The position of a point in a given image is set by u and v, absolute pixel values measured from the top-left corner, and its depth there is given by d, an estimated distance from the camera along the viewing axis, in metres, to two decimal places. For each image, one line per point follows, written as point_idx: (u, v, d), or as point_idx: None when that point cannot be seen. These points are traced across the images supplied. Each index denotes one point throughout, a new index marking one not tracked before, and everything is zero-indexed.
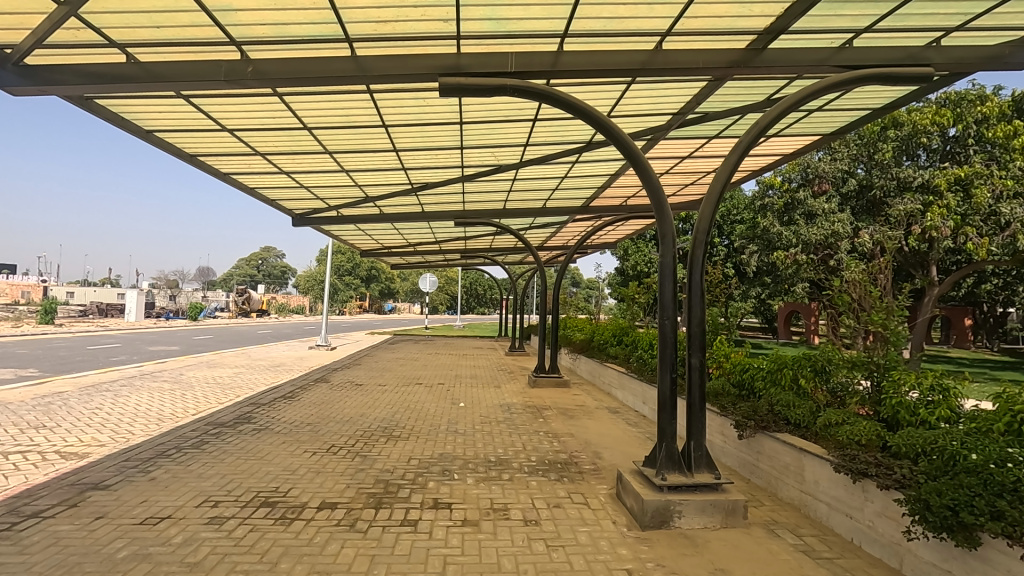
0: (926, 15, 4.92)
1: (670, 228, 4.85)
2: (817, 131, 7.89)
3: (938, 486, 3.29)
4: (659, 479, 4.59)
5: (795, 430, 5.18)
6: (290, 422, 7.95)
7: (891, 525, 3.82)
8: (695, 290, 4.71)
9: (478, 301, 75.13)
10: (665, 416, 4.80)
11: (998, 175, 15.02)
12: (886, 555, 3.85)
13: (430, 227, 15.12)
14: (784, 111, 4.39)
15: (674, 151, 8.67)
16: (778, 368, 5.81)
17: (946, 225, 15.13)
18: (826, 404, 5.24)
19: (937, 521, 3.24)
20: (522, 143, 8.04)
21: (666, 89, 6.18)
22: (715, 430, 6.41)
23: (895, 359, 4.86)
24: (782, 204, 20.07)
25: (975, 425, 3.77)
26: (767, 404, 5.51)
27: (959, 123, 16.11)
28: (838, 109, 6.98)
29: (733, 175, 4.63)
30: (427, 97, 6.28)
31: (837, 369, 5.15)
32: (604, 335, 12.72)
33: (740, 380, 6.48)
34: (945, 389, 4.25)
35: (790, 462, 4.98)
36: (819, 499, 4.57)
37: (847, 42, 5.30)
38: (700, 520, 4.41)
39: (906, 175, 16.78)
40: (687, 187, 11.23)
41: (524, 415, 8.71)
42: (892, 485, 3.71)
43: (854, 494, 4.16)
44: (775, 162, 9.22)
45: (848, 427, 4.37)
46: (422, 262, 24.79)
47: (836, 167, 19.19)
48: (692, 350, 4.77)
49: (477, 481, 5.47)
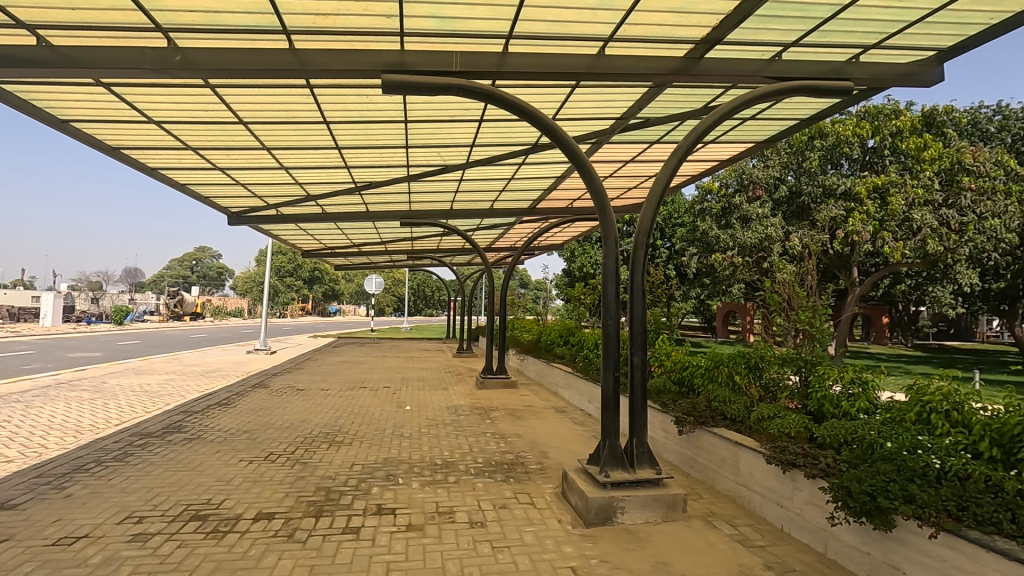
0: (847, 33, 5.19)
1: (613, 230, 4.95)
2: (750, 139, 8.25)
3: (858, 474, 3.54)
4: (602, 477, 4.67)
5: (730, 425, 5.41)
6: (224, 429, 7.58)
7: (817, 512, 4.05)
8: (637, 292, 4.83)
9: (427, 303, 74.27)
10: (608, 414, 4.89)
11: (911, 184, 16.26)
12: (812, 540, 4.09)
13: (374, 226, 14.78)
14: (718, 119, 4.61)
15: (617, 155, 8.84)
16: (716, 366, 6.12)
17: (866, 229, 16.33)
18: (759, 398, 5.51)
19: (857, 506, 3.48)
20: (469, 143, 7.99)
21: (610, 94, 6.31)
22: (657, 427, 6.59)
23: (821, 354, 5.22)
24: (720, 209, 20.70)
25: (890, 415, 4.11)
26: (705, 400, 5.75)
27: (877, 135, 17.27)
28: (768, 118, 7.33)
29: (671, 180, 4.81)
30: (370, 95, 6.14)
31: (769, 366, 5.47)
32: (552, 335, 12.82)
33: (680, 377, 6.73)
34: (864, 381, 4.61)
35: (727, 455, 5.18)
36: (753, 490, 4.78)
37: (777, 54, 5.53)
38: (642, 515, 4.52)
39: (831, 182, 17.73)
40: (630, 191, 11.46)
41: (472, 416, 8.69)
42: (818, 474, 3.95)
43: (785, 484, 4.38)
44: (712, 167, 9.58)
45: (779, 420, 4.63)
46: (367, 263, 24.12)
47: (769, 174, 19.60)
48: (635, 349, 4.87)
49: (423, 485, 5.39)
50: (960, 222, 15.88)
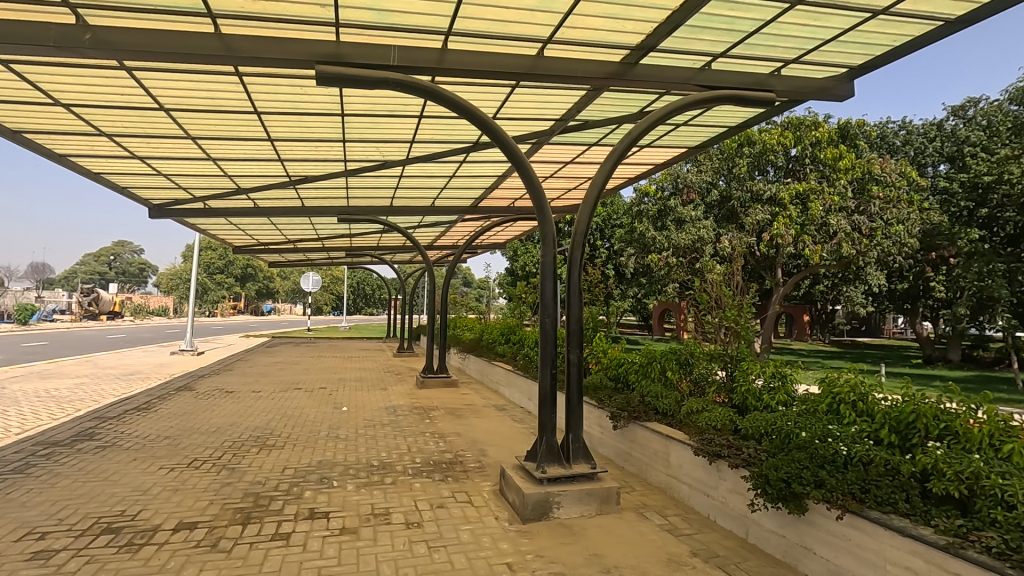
0: (770, 48, 5.49)
1: (551, 230, 5.02)
2: (683, 144, 8.58)
3: (776, 462, 3.77)
4: (538, 472, 4.74)
5: (662, 419, 5.62)
6: (143, 436, 7.11)
7: (740, 500, 4.27)
8: (574, 291, 4.92)
9: (367, 302, 72.63)
10: (546, 410, 4.96)
11: (829, 191, 17.43)
12: (734, 526, 4.32)
13: (311, 222, 14.30)
14: (652, 124, 4.77)
15: (557, 156, 8.96)
16: (649, 362, 6.35)
17: (789, 232, 17.36)
18: (689, 393, 5.76)
19: (774, 492, 3.71)
20: (408, 139, 7.87)
21: (550, 95, 6.38)
22: (594, 422, 6.75)
23: (745, 350, 5.53)
24: (656, 211, 21.26)
25: (805, 407, 4.40)
26: (639, 396, 5.94)
27: (799, 145, 18.38)
28: (700, 125, 7.64)
29: (607, 182, 4.94)
30: (304, 86, 5.93)
31: (698, 361, 5.73)
32: (493, 334, 12.85)
33: (616, 374, 6.92)
34: (783, 375, 4.91)
35: (658, 448, 5.38)
36: (682, 481, 4.99)
37: (706, 64, 5.77)
38: (577, 508, 4.62)
39: (757, 188, 18.83)
40: (570, 192, 11.66)
41: (411, 416, 8.57)
42: (740, 464, 4.18)
43: (711, 474, 4.59)
44: (648, 171, 9.89)
45: (706, 413, 4.86)
46: (303, 260, 23.29)
47: (702, 178, 20.74)
48: (571, 346, 4.96)
49: (358, 487, 5.28)
50: (870, 228, 17.17)
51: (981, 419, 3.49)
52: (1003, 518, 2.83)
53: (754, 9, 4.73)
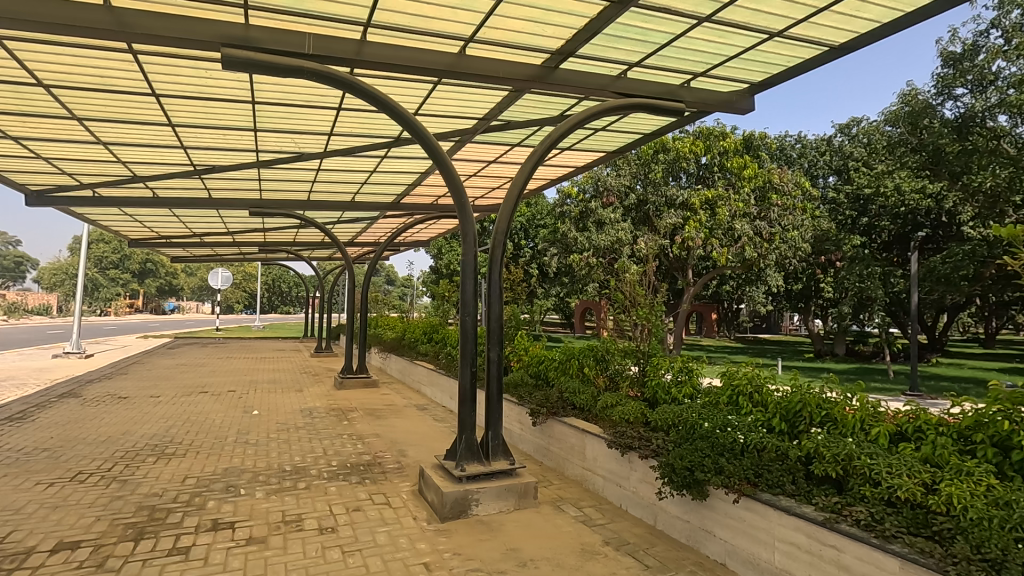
0: (681, 61, 5.80)
1: (472, 228, 5.03)
2: (602, 148, 8.89)
3: (681, 452, 4.02)
4: (458, 471, 4.74)
5: (579, 414, 5.81)
6: (16, 449, 6.36)
7: (649, 488, 4.50)
8: (493, 291, 4.98)
9: (284, 300, 69.20)
10: (466, 408, 4.96)
11: (734, 198, 18.65)
12: (644, 514, 4.55)
13: (219, 215, 13.39)
14: (570, 127, 4.92)
15: (480, 155, 8.98)
16: (568, 359, 6.53)
17: (699, 236, 18.47)
18: (605, 388, 5.99)
19: (679, 480, 3.95)
20: (326, 131, 7.59)
21: (472, 94, 6.39)
22: (514, 419, 6.84)
23: (656, 347, 5.85)
24: (578, 212, 21.94)
25: (709, 399, 4.71)
26: (558, 392, 6.10)
27: (708, 153, 19.53)
28: (617, 130, 7.95)
29: (528, 182, 5.03)
30: (210, 69, 5.55)
31: (613, 357, 5.97)
32: (416, 333, 12.67)
33: (537, 371, 7.06)
34: (689, 369, 5.23)
35: (575, 442, 5.55)
36: (596, 473, 5.18)
37: (623, 72, 5.99)
38: (496, 505, 4.68)
39: (671, 193, 19.65)
40: (492, 192, 11.71)
41: (327, 418, 8.27)
42: (650, 454, 4.41)
43: (623, 465, 4.80)
44: (569, 173, 10.16)
45: (620, 407, 5.08)
46: (211, 256, 21.79)
47: (620, 182, 21.17)
48: (491, 344, 5.00)
49: (268, 494, 5.03)
50: (770, 233, 18.55)
51: (856, 406, 3.91)
52: (871, 494, 3.19)
53: (665, 23, 4.99)
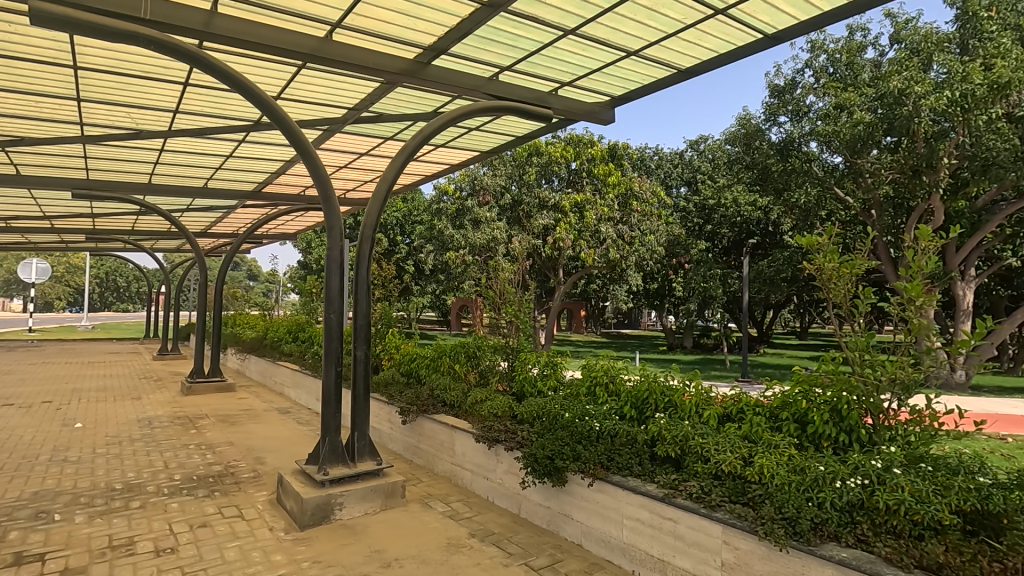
0: (548, 69, 6.05)
1: (338, 222, 4.83)
2: (476, 148, 9.01)
3: (544, 442, 4.24)
4: (320, 475, 4.53)
5: (449, 411, 5.85)
6: None
7: (513, 479, 4.67)
8: (361, 287, 4.85)
9: (121, 297, 60.80)
10: (329, 409, 4.75)
11: (600, 203, 19.93)
12: (509, 504, 4.71)
13: (32, 196, 11.39)
14: (443, 125, 4.92)
15: (351, 146, 8.64)
16: (439, 356, 6.55)
17: (568, 237, 19.52)
18: (475, 384, 6.10)
19: (541, 468, 4.15)
20: (172, 109, 6.81)
21: (341, 82, 6.12)
22: (384, 418, 6.69)
23: (524, 342, 6.08)
24: (455, 210, 22.05)
25: (570, 391, 5.04)
26: (428, 390, 6.10)
27: (577, 159, 20.66)
28: (490, 131, 8.10)
29: (398, 177, 4.94)
30: (16, 24, 4.71)
31: (484, 353, 6.11)
32: (279, 332, 11.85)
33: (408, 369, 6.97)
34: (553, 363, 5.55)
35: (444, 439, 5.57)
36: (465, 467, 5.25)
37: (495, 74, 6.11)
38: (360, 507, 4.54)
39: (543, 196, 20.34)
40: (364, 185, 11.32)
41: (171, 427, 7.43)
42: (515, 446, 4.58)
43: (490, 458, 4.93)
44: (444, 170, 10.15)
45: (489, 402, 5.22)
46: (22, 243, 18.47)
47: (496, 182, 21.77)
48: (358, 342, 4.85)
49: (91, 517, 4.40)
50: (631, 236, 20.05)
51: (692, 391, 4.40)
52: (702, 469, 3.61)
53: (533, 31, 5.18)
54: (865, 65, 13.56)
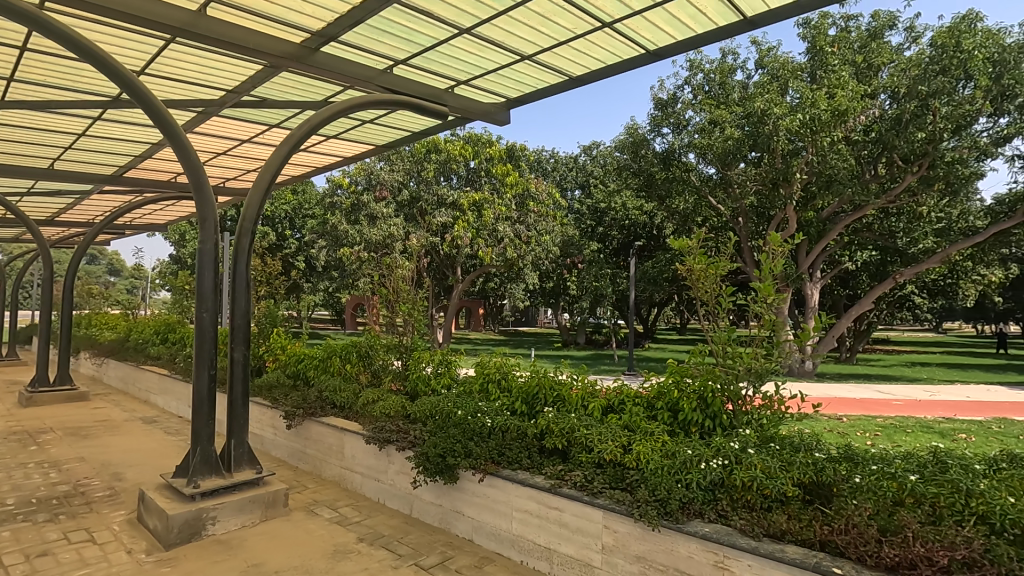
0: (444, 66, 6.01)
1: (212, 214, 4.45)
2: (371, 141, 8.74)
3: (436, 440, 4.22)
4: (189, 488, 4.16)
5: (339, 412, 5.64)
6: None
7: (404, 479, 4.61)
8: (239, 283, 4.51)
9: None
10: (202, 417, 4.37)
11: (498, 202, 20.20)
12: (401, 505, 4.64)
13: None
14: (332, 115, 4.71)
15: (231, 132, 8.01)
16: (329, 356, 6.28)
17: (466, 235, 19.63)
18: (367, 384, 5.94)
19: (432, 467, 4.12)
20: (6, 76, 5.88)
21: (217, 62, 5.65)
22: (266, 423, 6.28)
23: (419, 341, 6.01)
24: (349, 204, 21.24)
25: (463, 389, 5.08)
26: (316, 392, 5.83)
27: (476, 158, 20.80)
28: (385, 125, 7.90)
29: (283, 168, 4.66)
30: None
31: (377, 353, 5.96)
32: (145, 333, 10.70)
33: (295, 370, 6.60)
34: (448, 361, 5.56)
35: (332, 442, 5.35)
36: (355, 471, 5.08)
37: (389, 67, 5.95)
38: (236, 520, 4.23)
39: (442, 192, 20.24)
40: (246, 175, 10.54)
41: (4, 444, 6.43)
42: (407, 446, 4.52)
43: (381, 459, 4.81)
44: (336, 163, 9.74)
45: (381, 403, 5.10)
46: None
47: (394, 177, 21.08)
48: (235, 344, 4.51)
49: None
50: (528, 236, 20.45)
51: (579, 385, 4.62)
52: (586, 459, 3.80)
53: (428, 26, 5.12)
54: (735, 85, 14.92)
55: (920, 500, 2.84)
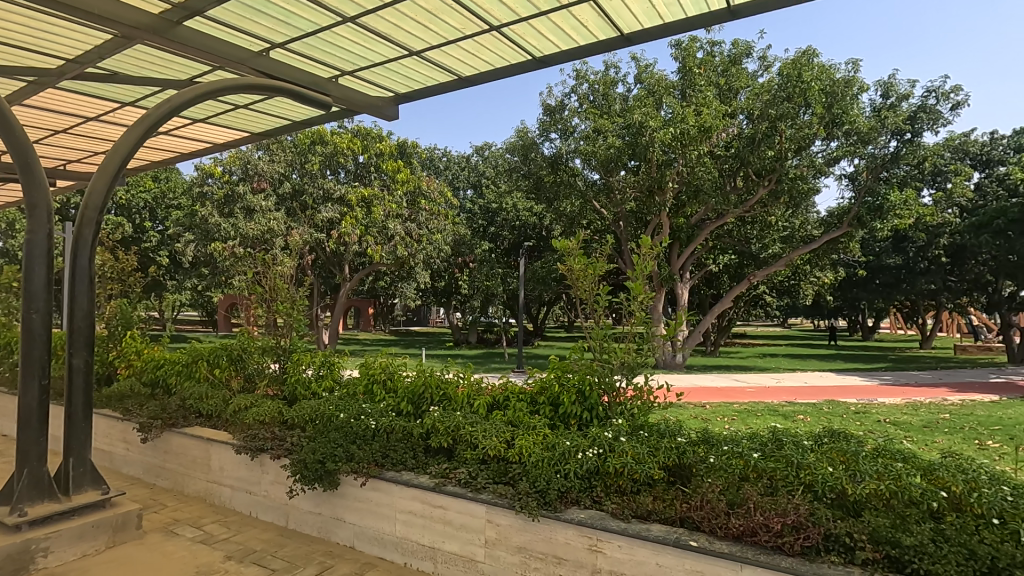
0: (327, 54, 5.75)
1: (45, 200, 3.86)
2: (246, 128, 8.12)
3: (314, 446, 4.03)
4: (13, 517, 3.60)
5: (205, 422, 5.17)
6: None
7: (280, 489, 4.34)
8: (79, 278, 3.97)
9: None
10: (30, 434, 3.79)
11: (389, 199, 19.67)
12: (275, 517, 4.36)
13: None
14: (197, 97, 4.30)
15: (73, 107, 7.03)
16: (194, 361, 5.75)
17: (354, 231, 18.92)
18: (240, 390, 5.52)
19: (310, 474, 3.92)
20: None
21: (55, 26, 4.94)
22: (116, 437, 5.59)
23: (298, 342, 5.68)
24: (222, 195, 19.52)
25: (346, 391, 4.92)
26: (178, 400, 5.30)
27: (364, 152, 20.16)
28: (261, 112, 7.38)
29: (137, 151, 4.17)
30: None
31: (250, 356, 5.56)
32: None
33: (153, 378, 5.94)
34: (330, 363, 5.35)
35: (196, 454, 4.89)
36: (223, 484, 4.70)
37: (265, 50, 5.57)
38: (75, 549, 3.74)
39: (328, 186, 19.32)
40: (92, 157, 9.28)
41: None
42: (282, 453, 4.26)
43: (253, 470, 4.49)
44: (205, 149, 8.92)
45: (254, 409, 4.76)
46: None
47: (274, 168, 19.40)
48: (75, 349, 3.96)
49: None
50: (419, 234, 20.01)
51: (465, 384, 4.66)
52: (470, 456, 3.83)
53: (308, 10, 4.86)
54: (616, 97, 15.90)
55: (761, 474, 3.26)
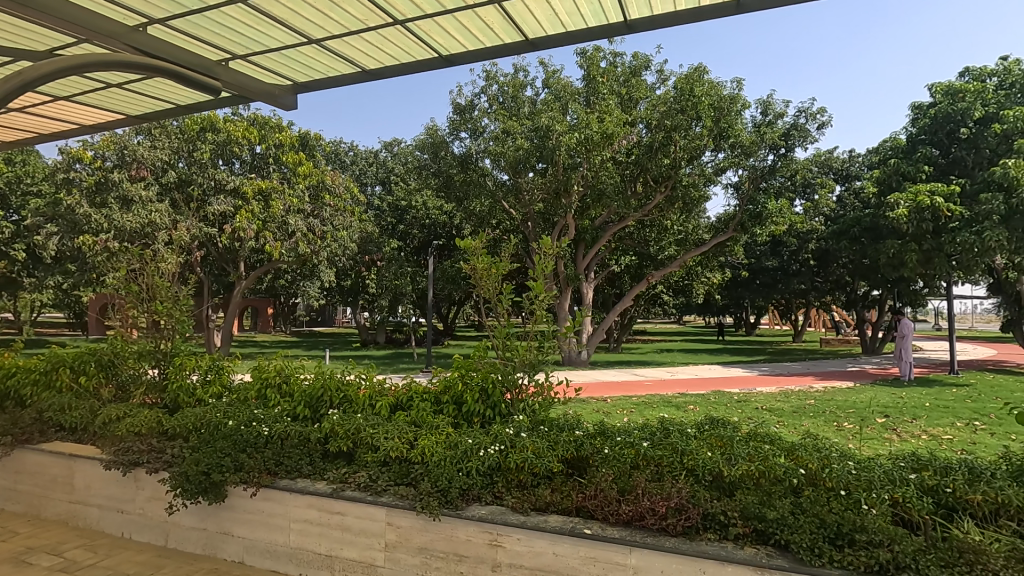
0: (215, 35, 5.35)
1: None
2: (120, 110, 7.34)
3: (198, 457, 3.75)
4: None
5: (68, 436, 4.63)
6: None
7: (158, 505, 3.98)
8: None
9: None
10: None
11: (289, 192, 18.56)
12: (152, 536, 4.00)
13: None
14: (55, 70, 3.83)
15: None
16: (54, 369, 5.13)
17: (251, 226, 17.65)
18: (111, 399, 4.99)
19: (193, 487, 3.64)
20: None
21: None
22: None
23: (181, 346, 5.21)
24: (93, 182, 17.49)
25: (236, 397, 4.62)
26: (33, 413, 4.69)
27: (262, 143, 18.91)
28: (139, 93, 6.70)
29: None
30: None
31: (124, 361, 5.04)
32: None
33: (2, 389, 5.21)
34: (219, 368, 5.00)
35: (56, 473, 4.37)
36: (89, 504, 4.23)
37: (142, 26, 5.08)
38: None
39: (221, 177, 17.94)
40: None
41: None
42: (161, 467, 3.92)
43: (126, 486, 4.08)
44: (70, 131, 7.95)
45: (128, 420, 4.33)
46: None
47: (156, 156, 17.70)
48: None
49: None
50: (322, 230, 19.14)
51: (366, 385, 4.55)
52: (371, 459, 3.74)
53: None
54: (525, 100, 16.18)
55: (650, 461, 3.49)
